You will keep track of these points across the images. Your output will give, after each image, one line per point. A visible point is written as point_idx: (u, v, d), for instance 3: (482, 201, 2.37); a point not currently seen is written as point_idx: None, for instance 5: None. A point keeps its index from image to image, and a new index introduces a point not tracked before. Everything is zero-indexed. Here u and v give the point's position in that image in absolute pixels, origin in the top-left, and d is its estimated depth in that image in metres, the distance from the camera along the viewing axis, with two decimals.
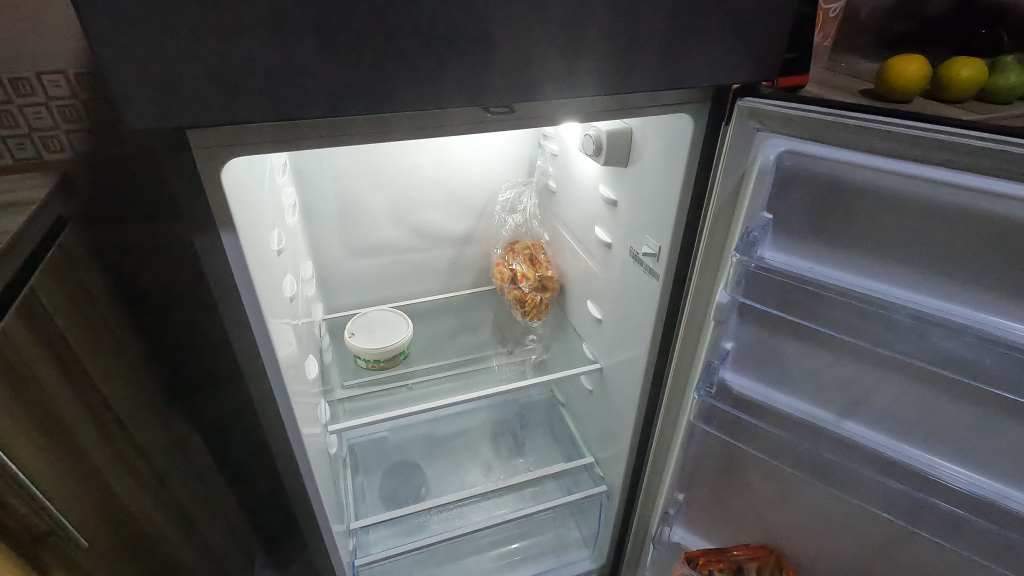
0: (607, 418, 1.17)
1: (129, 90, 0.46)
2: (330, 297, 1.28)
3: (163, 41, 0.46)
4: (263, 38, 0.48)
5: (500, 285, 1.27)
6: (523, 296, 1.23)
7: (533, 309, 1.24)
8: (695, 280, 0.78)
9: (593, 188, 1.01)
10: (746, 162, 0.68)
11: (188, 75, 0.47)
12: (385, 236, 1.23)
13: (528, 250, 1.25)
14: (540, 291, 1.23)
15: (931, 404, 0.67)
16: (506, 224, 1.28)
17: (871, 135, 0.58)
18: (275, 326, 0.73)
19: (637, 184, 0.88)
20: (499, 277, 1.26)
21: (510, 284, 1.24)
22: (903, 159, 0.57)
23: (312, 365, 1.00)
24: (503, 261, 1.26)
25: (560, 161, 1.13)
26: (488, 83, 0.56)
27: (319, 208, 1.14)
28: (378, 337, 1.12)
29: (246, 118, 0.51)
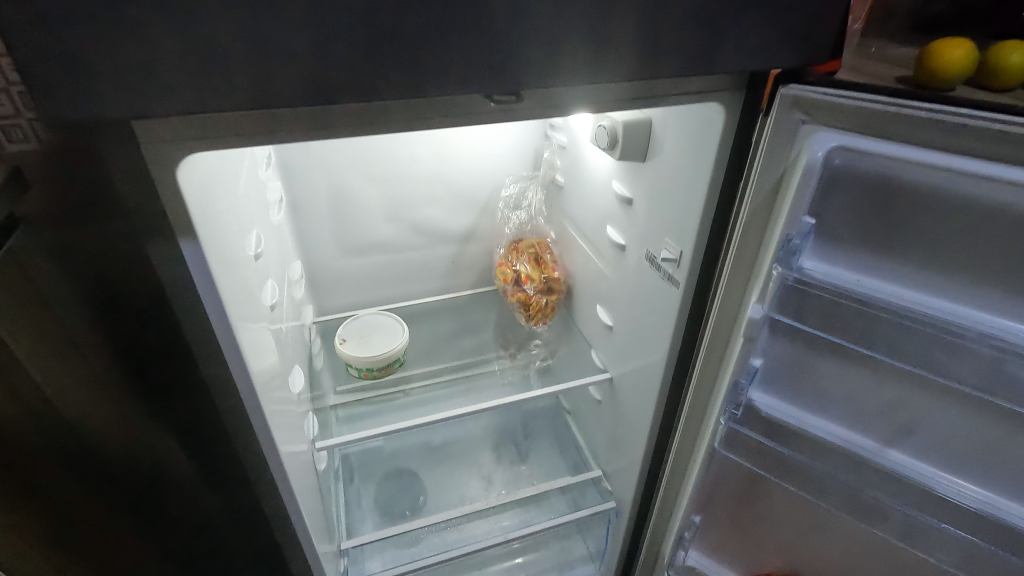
0: (617, 430, 1.10)
1: (43, 76, 0.37)
2: (322, 298, 1.19)
3: (84, 13, 0.36)
4: (213, 11, 0.38)
5: (503, 287, 1.19)
6: (528, 300, 1.15)
7: (539, 314, 1.16)
8: (722, 290, 0.70)
9: (606, 184, 0.93)
10: (787, 159, 0.58)
11: (118, 57, 0.38)
12: (380, 233, 1.15)
13: (533, 249, 1.17)
14: (546, 295, 1.15)
15: (993, 438, 0.59)
16: (511, 221, 1.19)
17: (940, 131, 0.49)
18: (248, 343, 0.65)
19: (657, 179, 0.79)
20: (502, 278, 1.18)
21: (513, 286, 1.16)
22: (980, 160, 0.48)
23: (298, 377, 0.92)
24: (506, 262, 1.18)
25: (569, 153, 1.04)
26: (490, 68, 0.47)
27: (308, 203, 1.06)
28: (371, 344, 1.04)
29: (197, 109, 0.42)
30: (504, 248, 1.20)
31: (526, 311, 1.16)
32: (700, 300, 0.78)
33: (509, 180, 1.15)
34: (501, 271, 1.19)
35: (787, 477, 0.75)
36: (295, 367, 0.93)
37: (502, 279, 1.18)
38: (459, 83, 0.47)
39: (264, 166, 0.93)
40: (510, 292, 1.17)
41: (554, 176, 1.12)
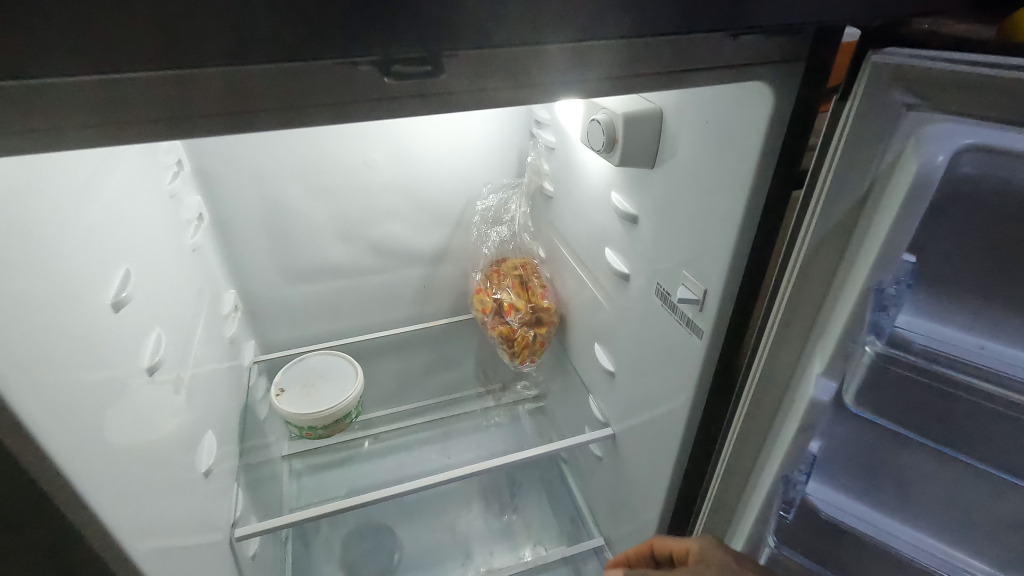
0: (622, 496, 0.89)
1: None
2: (265, 332, 1.00)
3: None
4: None
5: (480, 318, 0.99)
6: (512, 333, 0.95)
7: (525, 352, 0.96)
8: (766, 351, 0.49)
9: (602, 196, 0.73)
10: (879, 164, 0.37)
11: None
12: (332, 255, 0.95)
13: (517, 272, 0.97)
14: (533, 327, 0.95)
15: None
16: (490, 239, 0.99)
17: None
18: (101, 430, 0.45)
19: (670, 191, 0.59)
20: (479, 308, 0.99)
21: (492, 317, 0.97)
22: None
23: (208, 447, 0.72)
24: (483, 289, 0.98)
25: (558, 155, 0.84)
26: (387, 11, 0.27)
27: (240, 220, 0.87)
28: (315, 396, 0.86)
29: None
30: (480, 270, 1.00)
31: (507, 348, 0.97)
32: (732, 353, 0.58)
33: (486, 189, 0.96)
34: (478, 300, 0.98)
35: None
36: (208, 431, 0.74)
37: (479, 309, 0.98)
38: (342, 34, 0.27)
39: (168, 176, 0.74)
40: (489, 325, 0.97)
41: (542, 184, 0.92)
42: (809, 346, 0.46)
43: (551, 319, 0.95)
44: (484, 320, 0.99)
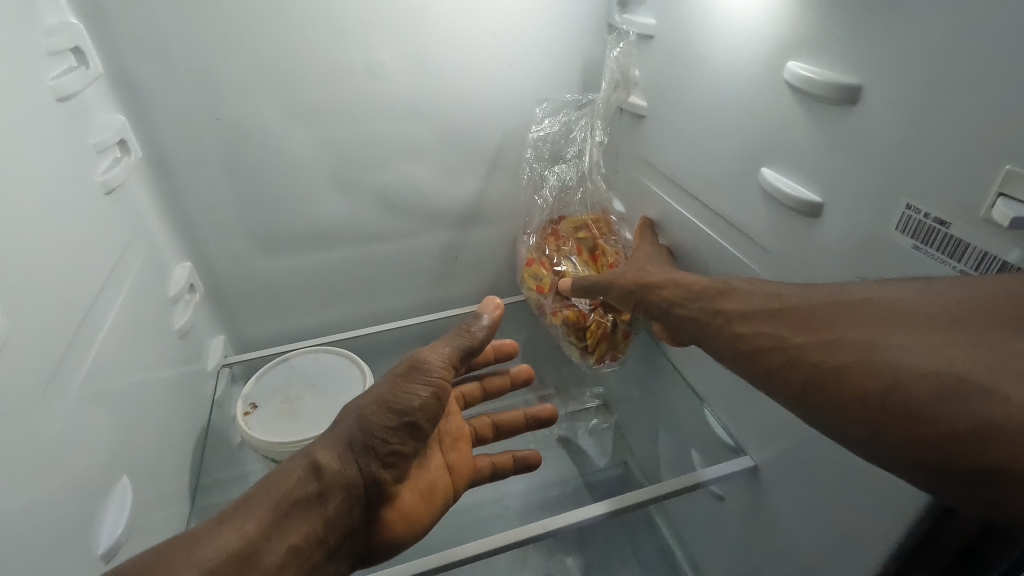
0: (761, 558, 0.59)
1: None
2: (240, 322, 0.72)
3: None
4: None
5: (535, 301, 0.71)
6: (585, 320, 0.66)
7: (601, 348, 0.67)
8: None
9: (763, 78, 0.44)
10: None
11: None
12: (327, 210, 0.67)
13: (584, 232, 0.69)
14: (608, 312, 0.66)
15: None
16: (546, 187, 0.72)
17: None
18: None
19: (970, 15, 0.29)
20: (532, 285, 0.70)
21: (552, 298, 0.68)
22: None
23: (116, 503, 0.45)
24: (534, 262, 0.70)
25: (663, 44, 0.56)
26: None
27: (188, 157, 0.59)
28: (303, 413, 0.58)
29: None
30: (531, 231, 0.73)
31: (575, 343, 0.67)
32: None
33: (541, 117, 0.68)
34: (530, 275, 0.70)
35: None
36: (123, 474, 0.47)
37: (534, 286, 0.70)
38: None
39: (53, 69, 0.46)
40: (548, 309, 0.68)
41: (629, 100, 0.64)
42: None
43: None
44: (540, 304, 0.70)
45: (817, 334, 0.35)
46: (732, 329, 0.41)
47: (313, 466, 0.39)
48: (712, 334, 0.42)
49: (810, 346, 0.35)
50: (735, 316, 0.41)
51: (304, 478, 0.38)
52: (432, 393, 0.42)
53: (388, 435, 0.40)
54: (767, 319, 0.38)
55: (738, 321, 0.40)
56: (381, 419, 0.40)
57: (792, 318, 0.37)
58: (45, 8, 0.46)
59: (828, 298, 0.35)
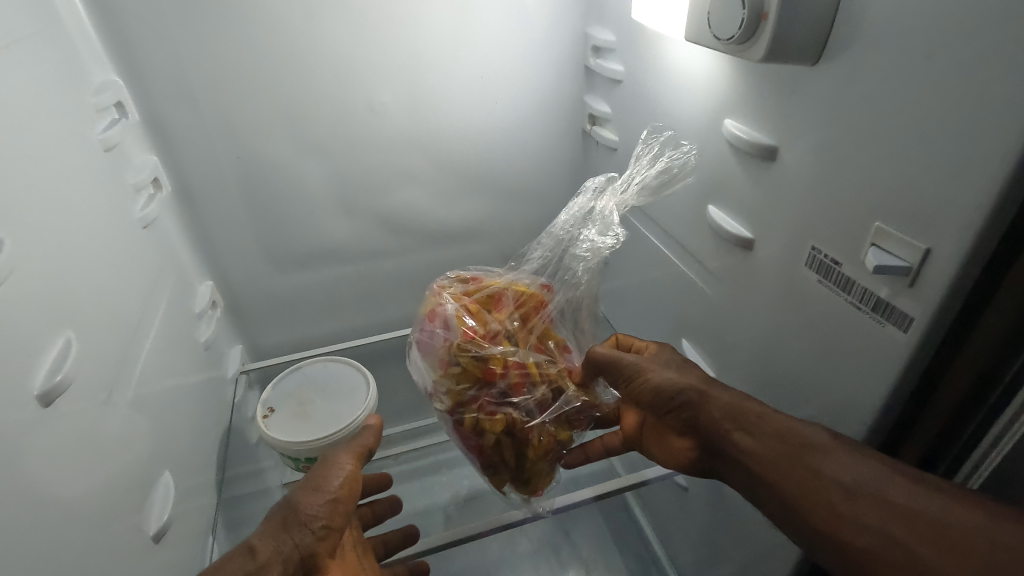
0: (720, 542, 0.67)
1: None
2: (255, 332, 0.80)
3: None
4: None
5: (446, 389, 0.55)
6: (523, 425, 0.54)
7: (533, 467, 0.56)
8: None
9: (708, 129, 0.51)
10: None
11: None
12: (334, 233, 0.75)
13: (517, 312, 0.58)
14: (548, 425, 0.56)
15: None
16: (571, 277, 0.60)
17: None
18: None
19: (849, 102, 0.37)
20: (461, 368, 0.54)
21: (489, 387, 0.55)
22: None
23: (163, 493, 0.53)
24: (471, 339, 0.55)
25: (630, 89, 0.63)
26: None
27: (210, 188, 0.67)
28: (314, 417, 0.66)
29: None
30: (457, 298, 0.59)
31: (499, 453, 0.55)
32: (948, 372, 0.36)
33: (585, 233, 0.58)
34: (470, 356, 0.54)
35: None
36: (165, 468, 0.55)
37: (460, 370, 0.55)
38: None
39: (101, 123, 0.54)
40: (460, 407, 0.55)
41: (604, 135, 0.71)
42: None
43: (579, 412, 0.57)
44: (454, 398, 0.55)
45: (936, 552, 0.33)
46: (823, 497, 0.38)
47: (248, 549, 0.43)
48: (792, 493, 0.39)
49: (920, 562, 0.33)
50: (831, 484, 0.38)
51: (243, 560, 0.42)
52: (349, 475, 0.48)
53: (319, 512, 0.44)
54: (871, 506, 0.36)
55: (835, 491, 0.37)
56: (311, 499, 0.45)
57: (903, 515, 0.35)
58: (92, 70, 0.54)
59: (949, 510, 0.34)
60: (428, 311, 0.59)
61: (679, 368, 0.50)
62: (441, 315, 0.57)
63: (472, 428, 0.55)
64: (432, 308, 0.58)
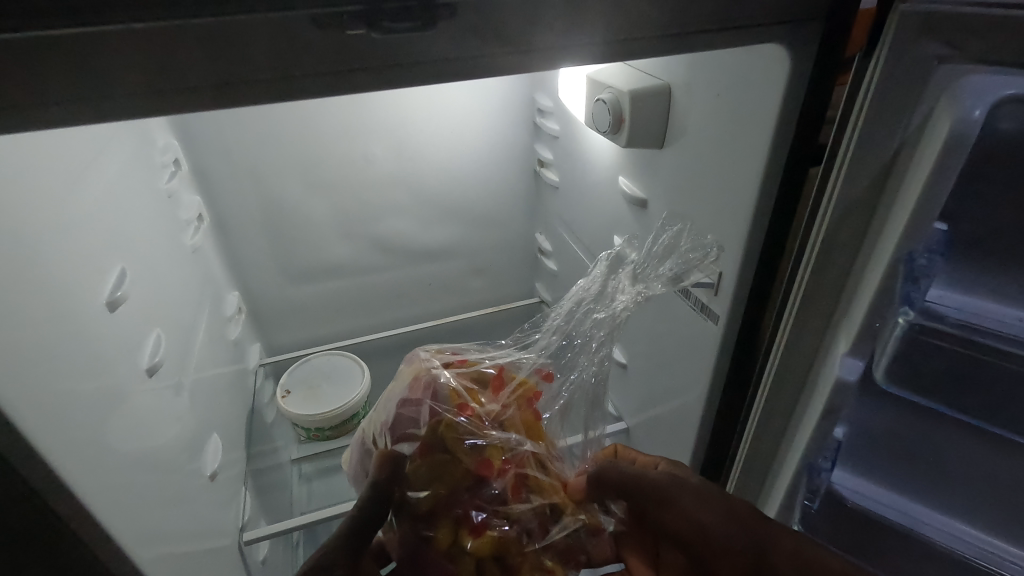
0: None
1: None
2: (268, 334, 0.98)
3: None
4: None
5: (422, 486, 0.50)
6: (510, 546, 0.51)
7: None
8: (781, 343, 0.48)
9: (610, 182, 0.70)
10: (904, 129, 0.37)
11: None
12: (335, 253, 0.94)
13: (512, 410, 0.55)
14: (539, 559, 0.53)
15: None
16: (588, 348, 0.60)
17: None
18: (91, 414, 0.45)
19: (677, 177, 0.56)
20: (454, 460, 0.51)
21: (480, 494, 0.52)
22: None
23: (214, 449, 0.72)
24: (464, 419, 0.53)
25: (562, 144, 0.82)
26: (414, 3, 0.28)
27: (239, 219, 0.85)
28: (321, 397, 0.85)
29: None
30: (449, 373, 0.56)
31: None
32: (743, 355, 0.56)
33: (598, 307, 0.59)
34: (463, 446, 0.52)
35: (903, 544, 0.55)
36: (212, 432, 0.73)
37: (450, 457, 0.51)
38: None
39: (166, 175, 0.72)
40: (438, 515, 0.51)
41: (547, 176, 0.91)
42: (842, 313, 0.45)
43: (566, 545, 0.55)
44: (430, 502, 0.50)
45: None
46: None
47: None
48: None
49: None
50: None
51: None
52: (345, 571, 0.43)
53: None
54: None
55: None
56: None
57: None
58: (159, 136, 0.72)
59: None
60: (410, 380, 0.55)
61: (695, 496, 0.50)
62: (431, 386, 0.54)
63: (453, 541, 0.50)
64: (417, 377, 0.55)
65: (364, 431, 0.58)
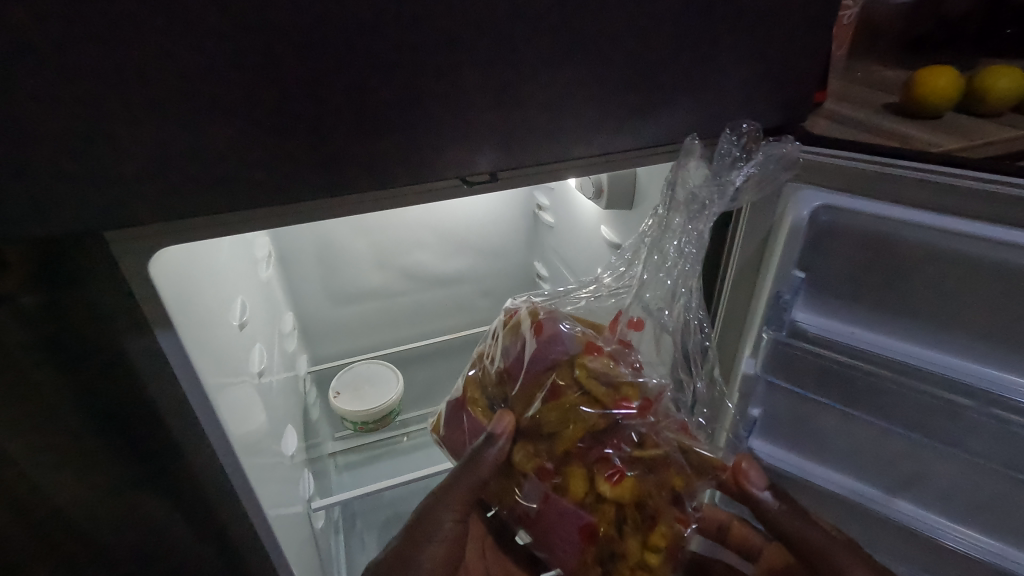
0: None
1: (45, 186, 0.41)
2: (314, 346, 1.19)
3: (89, 136, 0.40)
4: (202, 127, 0.42)
5: (561, 431, 0.59)
6: (645, 494, 0.60)
7: (649, 559, 0.59)
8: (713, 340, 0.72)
9: (595, 228, 0.92)
10: (772, 217, 0.61)
11: (115, 168, 0.42)
12: (372, 280, 1.14)
13: (620, 354, 0.63)
14: (672, 499, 0.61)
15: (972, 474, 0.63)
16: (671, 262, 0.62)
17: (917, 187, 0.52)
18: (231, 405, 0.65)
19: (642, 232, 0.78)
20: (586, 405, 0.59)
21: (611, 443, 0.60)
22: (933, 212, 0.53)
23: (287, 437, 0.92)
24: (592, 359, 0.61)
25: (556, 195, 1.04)
26: (480, 160, 0.49)
27: (296, 255, 1.06)
28: (364, 396, 1.04)
29: (187, 206, 0.44)
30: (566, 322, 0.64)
31: (616, 526, 0.59)
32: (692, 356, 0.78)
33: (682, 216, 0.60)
34: (599, 385, 0.60)
35: (806, 496, 0.76)
36: (286, 424, 0.94)
37: (586, 399, 0.60)
38: (394, 141, 0.46)
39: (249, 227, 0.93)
40: (572, 462, 0.59)
41: (546, 217, 1.11)
42: (748, 327, 0.68)
43: (693, 488, 0.62)
44: (565, 446, 0.59)
45: None
46: None
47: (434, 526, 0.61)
48: None
49: None
50: None
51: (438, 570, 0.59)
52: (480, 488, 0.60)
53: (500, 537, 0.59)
54: None
55: None
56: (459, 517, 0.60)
57: None
58: None
59: None
60: (532, 326, 0.63)
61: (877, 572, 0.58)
62: (556, 334, 0.62)
63: (587, 489, 0.58)
64: (537, 322, 0.62)
65: (483, 377, 0.67)
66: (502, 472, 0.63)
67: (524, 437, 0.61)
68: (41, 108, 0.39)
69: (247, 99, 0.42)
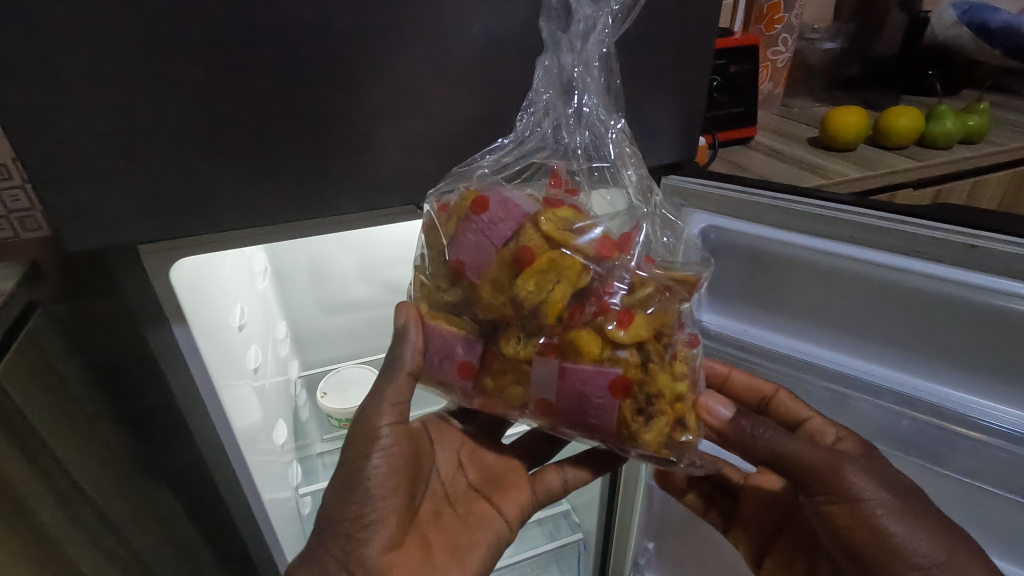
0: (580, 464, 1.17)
1: (102, 214, 0.54)
2: (305, 352, 1.32)
3: (134, 177, 0.53)
4: (219, 168, 0.55)
5: (544, 297, 0.54)
6: (655, 328, 0.57)
7: (682, 390, 0.57)
8: None
9: None
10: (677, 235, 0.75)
11: (153, 200, 0.54)
12: (358, 293, 1.26)
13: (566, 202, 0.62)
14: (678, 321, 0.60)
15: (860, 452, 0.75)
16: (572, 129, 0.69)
17: (775, 213, 0.67)
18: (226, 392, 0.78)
19: None
20: (562, 248, 0.57)
21: (591, 297, 0.57)
22: (791, 230, 0.67)
23: (279, 430, 1.04)
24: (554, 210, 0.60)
25: None
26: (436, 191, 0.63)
27: (289, 270, 1.18)
28: (349, 396, 1.16)
29: (208, 228, 0.57)
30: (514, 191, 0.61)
31: (643, 367, 0.56)
32: None
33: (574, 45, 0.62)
34: (564, 230, 0.58)
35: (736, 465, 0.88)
36: (279, 418, 1.06)
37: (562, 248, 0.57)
38: (369, 176, 0.59)
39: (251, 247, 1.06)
40: (574, 327, 0.55)
41: None
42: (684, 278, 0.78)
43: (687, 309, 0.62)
44: (557, 310, 0.54)
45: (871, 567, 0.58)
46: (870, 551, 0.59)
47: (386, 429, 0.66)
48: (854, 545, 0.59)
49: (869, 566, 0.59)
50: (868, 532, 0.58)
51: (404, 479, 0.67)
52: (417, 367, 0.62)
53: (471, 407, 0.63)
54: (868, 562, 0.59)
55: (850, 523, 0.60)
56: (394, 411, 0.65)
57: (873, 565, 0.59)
58: None
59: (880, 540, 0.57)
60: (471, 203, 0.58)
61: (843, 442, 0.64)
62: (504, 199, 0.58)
63: (602, 345, 0.55)
64: (479, 199, 0.57)
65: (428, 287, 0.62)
66: (502, 370, 0.59)
67: (507, 327, 0.57)
68: (100, 157, 0.52)
69: (252, 147, 0.55)
